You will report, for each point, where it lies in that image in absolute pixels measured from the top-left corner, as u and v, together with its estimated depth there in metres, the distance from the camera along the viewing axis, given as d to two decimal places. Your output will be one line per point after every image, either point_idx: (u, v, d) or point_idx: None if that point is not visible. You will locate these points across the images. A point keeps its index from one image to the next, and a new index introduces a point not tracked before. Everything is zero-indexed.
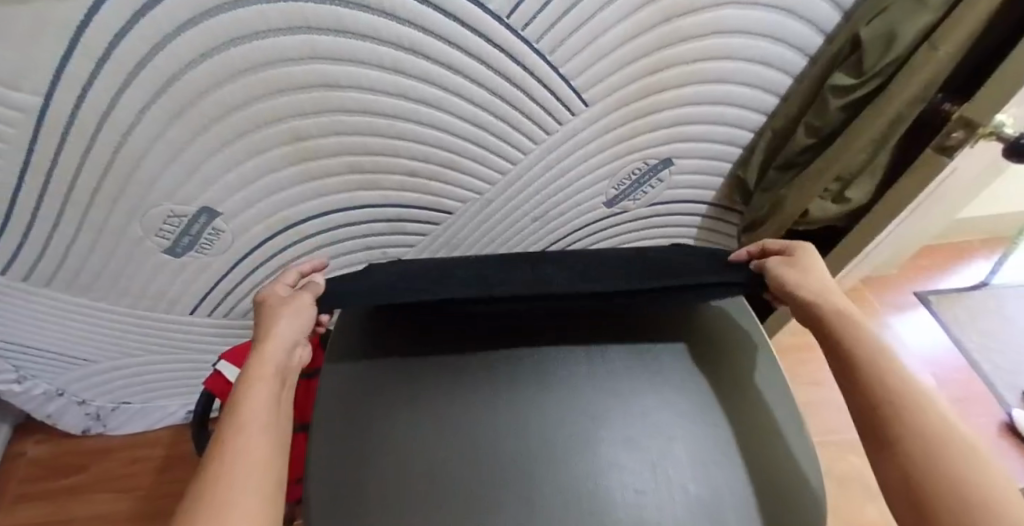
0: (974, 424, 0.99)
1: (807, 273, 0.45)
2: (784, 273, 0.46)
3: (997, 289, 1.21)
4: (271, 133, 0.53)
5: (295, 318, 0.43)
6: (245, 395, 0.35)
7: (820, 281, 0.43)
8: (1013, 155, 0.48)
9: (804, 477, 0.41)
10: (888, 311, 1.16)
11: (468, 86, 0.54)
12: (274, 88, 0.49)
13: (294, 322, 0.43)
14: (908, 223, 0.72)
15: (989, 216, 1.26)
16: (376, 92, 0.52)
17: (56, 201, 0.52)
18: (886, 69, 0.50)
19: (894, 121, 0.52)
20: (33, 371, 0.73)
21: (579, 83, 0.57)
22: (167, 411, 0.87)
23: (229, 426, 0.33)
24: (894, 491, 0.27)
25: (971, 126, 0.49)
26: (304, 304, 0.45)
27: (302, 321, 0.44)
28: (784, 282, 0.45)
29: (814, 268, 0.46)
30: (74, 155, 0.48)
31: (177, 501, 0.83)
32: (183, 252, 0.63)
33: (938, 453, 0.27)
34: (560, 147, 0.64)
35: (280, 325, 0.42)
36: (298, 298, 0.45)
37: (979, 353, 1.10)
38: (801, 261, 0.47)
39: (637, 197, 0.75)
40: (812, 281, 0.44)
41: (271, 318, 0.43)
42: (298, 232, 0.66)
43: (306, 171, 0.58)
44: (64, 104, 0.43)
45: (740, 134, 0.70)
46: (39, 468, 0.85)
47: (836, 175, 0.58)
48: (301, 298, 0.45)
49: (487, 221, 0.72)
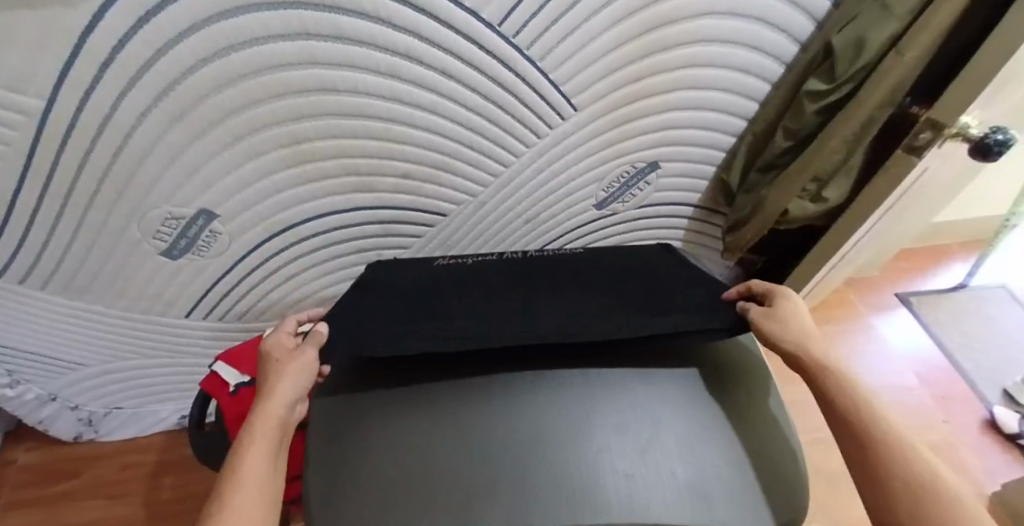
0: (957, 420, 1.02)
1: (787, 319, 0.47)
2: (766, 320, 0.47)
3: (976, 290, 1.25)
4: (270, 136, 0.54)
5: (298, 376, 0.43)
6: (247, 449, 0.35)
7: (802, 329, 0.45)
8: (978, 154, 0.51)
9: (776, 468, 0.44)
10: (872, 312, 1.19)
11: (461, 91, 0.56)
12: (275, 91, 0.50)
13: (298, 380, 0.43)
14: (889, 225, 0.74)
15: (967, 220, 1.30)
16: (371, 96, 0.54)
17: (55, 204, 0.53)
18: (856, 75, 0.53)
19: (865, 123, 0.54)
20: (26, 375, 0.73)
21: (568, 89, 0.60)
22: (160, 416, 0.87)
23: (225, 483, 0.32)
24: (879, 512, 0.31)
25: (938, 127, 0.51)
26: (308, 363, 0.45)
27: (305, 379, 0.44)
28: (769, 331, 0.46)
29: (793, 314, 0.47)
30: (74, 158, 0.48)
31: (169, 506, 0.83)
32: (180, 254, 0.64)
33: (915, 479, 0.30)
34: (550, 150, 0.67)
35: (285, 380, 0.42)
36: (299, 357, 0.45)
37: (961, 353, 1.13)
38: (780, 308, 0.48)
39: (626, 200, 0.78)
40: (794, 327, 0.45)
41: (273, 376, 0.43)
42: (295, 234, 0.68)
43: (303, 174, 0.60)
44: (66, 108, 0.44)
45: (723, 138, 0.73)
46: (29, 475, 0.84)
47: (813, 175, 0.61)
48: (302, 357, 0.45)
49: (480, 223, 0.74)
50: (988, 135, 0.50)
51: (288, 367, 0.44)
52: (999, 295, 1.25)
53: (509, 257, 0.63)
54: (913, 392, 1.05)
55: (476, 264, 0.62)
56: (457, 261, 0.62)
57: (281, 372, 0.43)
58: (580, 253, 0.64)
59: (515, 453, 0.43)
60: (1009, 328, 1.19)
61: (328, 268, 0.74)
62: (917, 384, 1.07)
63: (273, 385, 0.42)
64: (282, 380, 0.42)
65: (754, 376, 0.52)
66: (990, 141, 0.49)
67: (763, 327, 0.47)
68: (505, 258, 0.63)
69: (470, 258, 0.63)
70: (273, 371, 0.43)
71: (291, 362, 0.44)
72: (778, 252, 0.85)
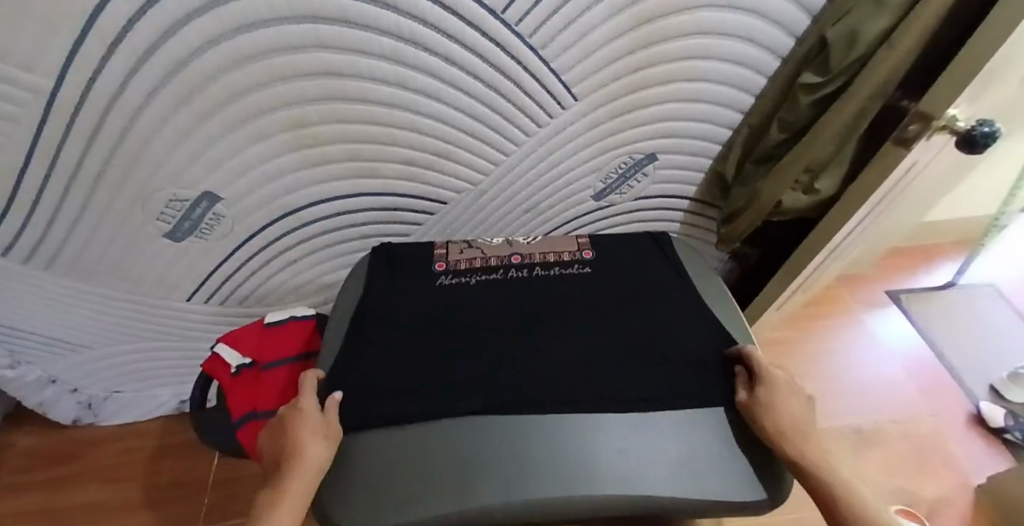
0: (943, 413, 1.04)
1: (789, 399, 0.46)
2: (771, 400, 0.46)
3: (965, 288, 1.28)
4: (275, 118, 0.55)
5: (320, 448, 0.42)
6: None
7: (801, 416, 0.46)
8: (964, 146, 0.53)
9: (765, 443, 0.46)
10: (863, 309, 1.21)
11: (464, 78, 0.57)
12: (284, 73, 0.51)
13: (320, 451, 0.42)
14: (881, 221, 0.76)
15: (956, 219, 1.32)
16: (376, 81, 0.55)
17: (62, 184, 0.53)
18: (848, 69, 0.55)
19: (858, 114, 0.56)
20: (27, 357, 0.74)
21: (569, 78, 0.61)
22: (159, 400, 0.88)
23: None
24: None
25: (927, 119, 0.52)
26: (332, 430, 0.44)
27: (328, 448, 0.43)
28: (774, 415, 0.45)
29: (792, 391, 0.47)
30: (82, 138, 0.49)
31: (166, 489, 0.84)
32: (183, 237, 0.65)
33: None
34: (550, 140, 0.68)
35: (309, 459, 0.41)
36: (321, 424, 0.44)
37: (949, 349, 1.15)
38: (779, 385, 0.47)
39: (624, 191, 0.80)
40: (794, 414, 0.45)
41: (294, 440, 0.42)
42: (298, 219, 0.68)
43: (307, 158, 0.61)
44: (76, 89, 0.44)
45: (719, 131, 0.74)
46: (27, 458, 0.85)
47: (807, 166, 0.62)
48: (324, 423, 0.44)
49: (480, 211, 0.75)
50: (974, 128, 0.51)
51: (310, 432, 0.42)
52: (988, 293, 1.28)
53: (513, 275, 0.58)
54: (901, 385, 1.08)
55: (479, 283, 0.57)
56: (459, 280, 0.57)
57: (304, 437, 0.42)
58: (587, 269, 0.59)
59: (511, 429, 0.45)
60: (997, 325, 1.21)
61: (330, 254, 0.75)
62: (906, 377, 1.09)
63: (296, 456, 0.41)
64: (304, 452, 0.41)
65: None
66: (976, 133, 0.51)
67: (767, 407, 0.45)
68: (509, 276, 0.58)
69: (473, 274, 0.58)
70: (296, 442, 0.41)
71: (314, 427, 0.43)
72: (770, 244, 0.88)
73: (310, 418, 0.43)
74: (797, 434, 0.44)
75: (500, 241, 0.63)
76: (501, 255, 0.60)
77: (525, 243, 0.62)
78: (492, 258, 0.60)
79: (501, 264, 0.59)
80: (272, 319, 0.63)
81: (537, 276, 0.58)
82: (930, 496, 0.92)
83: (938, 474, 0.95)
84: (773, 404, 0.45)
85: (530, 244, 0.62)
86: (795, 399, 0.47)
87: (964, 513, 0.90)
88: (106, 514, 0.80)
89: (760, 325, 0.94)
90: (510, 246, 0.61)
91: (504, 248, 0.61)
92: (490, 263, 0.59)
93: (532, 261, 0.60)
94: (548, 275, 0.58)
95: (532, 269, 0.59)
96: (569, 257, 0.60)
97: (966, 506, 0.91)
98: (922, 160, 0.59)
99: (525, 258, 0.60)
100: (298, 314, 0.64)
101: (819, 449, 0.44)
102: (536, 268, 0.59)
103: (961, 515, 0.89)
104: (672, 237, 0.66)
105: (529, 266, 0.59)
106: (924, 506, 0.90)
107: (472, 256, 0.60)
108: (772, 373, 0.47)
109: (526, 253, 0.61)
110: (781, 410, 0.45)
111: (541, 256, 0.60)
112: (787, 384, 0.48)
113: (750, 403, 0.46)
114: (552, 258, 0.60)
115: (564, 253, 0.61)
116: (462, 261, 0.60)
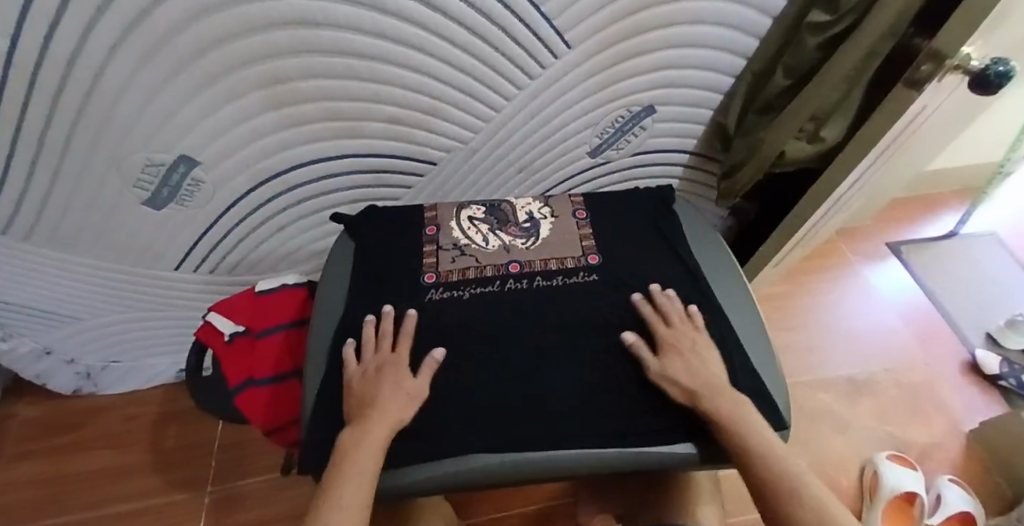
0: (940, 361, 1.05)
1: (692, 356, 0.45)
2: (671, 359, 0.44)
3: (966, 238, 1.27)
4: (248, 76, 0.51)
5: (404, 409, 0.41)
6: (335, 487, 0.34)
7: (706, 368, 0.44)
8: (977, 88, 0.49)
9: (762, 389, 0.47)
10: (861, 262, 1.21)
11: (449, 26, 0.53)
12: (250, 25, 0.47)
13: (396, 393, 0.42)
14: (886, 171, 0.74)
15: (959, 168, 1.30)
16: (352, 30, 0.50)
17: (30, 152, 0.51)
18: (859, 5, 0.52)
19: (866, 55, 0.53)
20: (19, 329, 0.73)
21: (561, 23, 0.57)
22: (158, 369, 0.88)
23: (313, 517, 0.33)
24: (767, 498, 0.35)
25: (940, 59, 0.49)
26: (418, 379, 0.43)
27: (412, 396, 0.42)
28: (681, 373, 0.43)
29: (693, 348, 0.46)
30: (45, 101, 0.46)
31: (174, 454, 0.85)
32: (164, 204, 0.63)
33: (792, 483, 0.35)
34: (542, 92, 0.65)
35: (386, 398, 0.41)
36: (415, 382, 0.43)
37: (947, 299, 1.15)
38: (683, 344, 0.46)
39: (621, 146, 0.77)
40: (700, 368, 0.44)
41: (383, 397, 0.41)
42: (280, 184, 0.66)
43: (287, 118, 0.58)
44: (30, 48, 0.41)
45: (720, 78, 0.71)
46: (32, 427, 0.86)
47: (812, 115, 0.60)
48: (421, 387, 0.43)
49: (472, 171, 0.73)
50: (989, 67, 0.48)
51: (391, 377, 0.43)
52: (988, 241, 1.27)
53: (511, 287, 0.51)
54: (895, 336, 1.08)
55: (474, 298, 0.50)
56: (451, 294, 0.50)
57: (386, 382, 0.42)
58: (593, 277, 0.52)
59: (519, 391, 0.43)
60: (996, 274, 1.21)
61: (320, 220, 0.74)
62: (901, 328, 1.10)
63: (379, 403, 0.41)
64: (384, 397, 0.41)
65: (746, 310, 0.53)
66: (991, 72, 0.47)
67: (667, 370, 0.44)
68: (507, 288, 0.51)
69: (467, 287, 0.51)
70: (373, 389, 0.42)
71: (407, 387, 0.42)
72: (771, 197, 0.86)
73: (393, 365, 0.44)
74: (706, 391, 0.42)
75: (496, 246, 0.55)
76: (497, 264, 0.53)
77: (524, 248, 0.55)
78: (487, 267, 0.53)
79: (498, 274, 0.52)
80: (263, 287, 0.62)
81: (537, 288, 0.51)
82: (921, 441, 0.94)
83: (930, 420, 0.97)
84: (673, 362, 0.44)
85: (530, 250, 0.55)
86: (707, 359, 0.45)
87: (955, 457, 0.93)
88: (115, 480, 0.82)
89: (759, 280, 0.94)
90: (507, 252, 0.55)
91: (501, 255, 0.54)
92: (484, 274, 0.53)
93: (532, 270, 0.53)
94: (550, 285, 0.51)
95: (532, 279, 0.52)
96: (573, 264, 0.53)
97: (956, 451, 0.93)
98: (932, 105, 0.57)
99: (524, 267, 0.53)
100: (289, 283, 0.63)
101: (737, 402, 0.42)
102: (537, 279, 0.52)
103: (951, 459, 0.92)
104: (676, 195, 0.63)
105: (528, 276, 0.52)
106: (915, 451, 0.93)
107: (465, 266, 0.53)
108: (668, 337, 0.46)
109: (525, 261, 0.54)
110: (682, 368, 0.44)
111: (542, 263, 0.54)
112: (692, 346, 0.46)
113: (661, 364, 0.44)
114: (554, 265, 0.53)
115: (568, 260, 0.54)
116: (455, 271, 0.53)
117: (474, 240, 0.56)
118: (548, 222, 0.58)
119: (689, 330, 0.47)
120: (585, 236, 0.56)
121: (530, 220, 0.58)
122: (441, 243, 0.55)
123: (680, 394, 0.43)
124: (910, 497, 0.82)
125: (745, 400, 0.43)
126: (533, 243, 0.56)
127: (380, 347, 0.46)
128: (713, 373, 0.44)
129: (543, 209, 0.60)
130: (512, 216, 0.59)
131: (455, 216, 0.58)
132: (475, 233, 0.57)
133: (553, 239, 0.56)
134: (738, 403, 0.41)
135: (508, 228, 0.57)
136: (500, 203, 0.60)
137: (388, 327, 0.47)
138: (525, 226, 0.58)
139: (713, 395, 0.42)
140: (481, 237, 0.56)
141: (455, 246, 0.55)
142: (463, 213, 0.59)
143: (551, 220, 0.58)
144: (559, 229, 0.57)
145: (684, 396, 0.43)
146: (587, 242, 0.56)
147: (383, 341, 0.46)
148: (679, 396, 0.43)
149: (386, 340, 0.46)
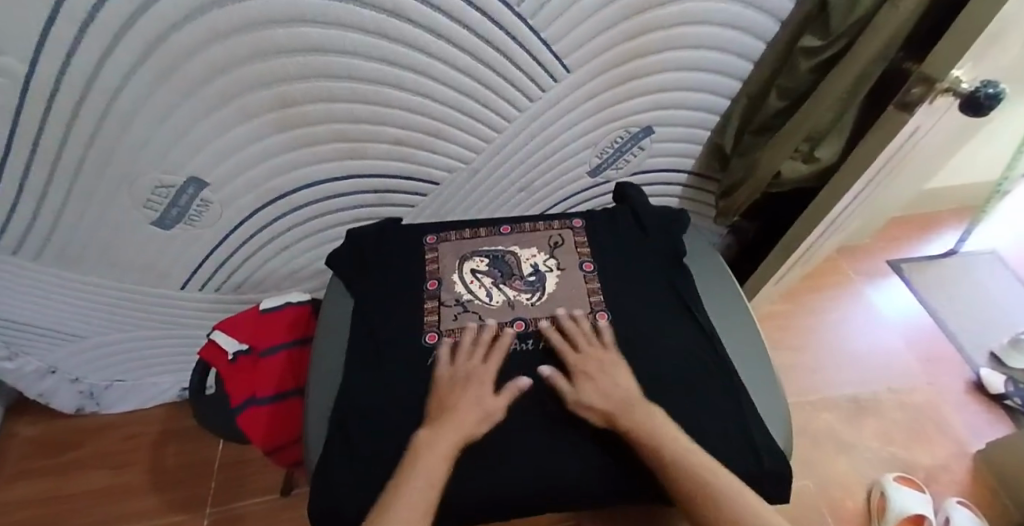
0: (946, 383, 1.04)
1: (602, 377, 0.44)
2: (578, 385, 0.44)
3: (968, 257, 1.27)
4: (258, 99, 0.53)
5: (478, 424, 0.41)
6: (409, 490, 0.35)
7: (615, 388, 0.43)
8: (968, 110, 0.50)
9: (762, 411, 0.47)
10: (863, 280, 1.21)
11: (452, 51, 0.55)
12: (261, 51, 0.48)
13: (476, 407, 0.42)
14: (883, 189, 0.75)
15: (957, 186, 1.31)
16: (360, 56, 0.52)
17: (44, 173, 0.52)
18: (850, 30, 0.53)
19: (859, 77, 0.54)
20: (25, 347, 0.74)
21: (560, 48, 0.58)
22: (160, 388, 0.89)
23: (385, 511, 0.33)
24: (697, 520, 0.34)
25: (930, 82, 0.50)
26: (500, 398, 0.43)
27: (492, 413, 0.42)
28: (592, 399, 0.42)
29: (600, 368, 0.45)
30: (59, 123, 0.47)
31: (175, 475, 0.84)
32: (172, 223, 0.64)
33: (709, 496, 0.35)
34: (542, 114, 0.66)
35: (466, 407, 0.42)
36: (496, 400, 0.43)
37: (949, 316, 1.15)
38: (592, 367, 0.45)
39: (620, 166, 0.78)
40: (608, 387, 0.43)
41: (464, 406, 0.42)
42: (286, 203, 0.67)
43: (296, 139, 0.59)
44: (49, 73, 0.43)
45: (718, 100, 0.72)
46: (32, 446, 0.86)
47: (806, 135, 0.61)
48: (500, 405, 0.43)
49: (474, 191, 0.74)
50: (978, 90, 0.48)
51: (474, 389, 0.43)
52: (989, 259, 1.27)
53: (515, 348, 0.49)
54: (900, 356, 1.08)
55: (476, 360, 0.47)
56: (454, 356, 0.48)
57: (468, 395, 0.43)
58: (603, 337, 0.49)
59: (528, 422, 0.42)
60: (998, 291, 1.21)
61: (324, 239, 0.75)
62: (903, 346, 1.09)
63: (458, 411, 0.41)
64: (464, 406, 0.42)
65: (745, 328, 0.53)
66: (980, 94, 0.48)
67: (580, 397, 0.43)
68: (512, 348, 0.48)
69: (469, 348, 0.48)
70: (454, 396, 0.43)
71: (487, 404, 0.42)
72: (771, 215, 0.87)
73: (482, 377, 0.45)
74: (619, 409, 0.41)
75: (500, 301, 0.53)
76: (502, 322, 0.51)
77: (529, 305, 0.53)
78: (490, 326, 0.50)
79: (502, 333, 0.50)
80: (267, 305, 0.62)
81: (543, 350, 0.48)
82: (929, 463, 0.93)
83: (935, 441, 0.96)
84: (580, 387, 0.43)
85: (535, 306, 0.53)
86: (618, 377, 0.44)
87: (962, 479, 0.91)
88: (114, 500, 0.81)
89: (759, 298, 0.94)
90: (512, 309, 0.52)
91: (506, 311, 0.52)
92: (489, 333, 0.50)
93: (537, 328, 0.50)
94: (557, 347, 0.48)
95: (538, 339, 0.49)
96: (581, 323, 0.50)
97: (963, 473, 0.92)
98: (925, 125, 0.57)
99: (529, 325, 0.51)
100: (292, 301, 0.63)
101: (652, 414, 0.41)
102: (542, 338, 0.49)
103: (959, 481, 0.91)
104: (686, 220, 0.62)
105: (534, 335, 0.50)
106: (922, 473, 0.92)
107: (467, 324, 0.50)
108: (577, 363, 0.45)
109: (530, 318, 0.51)
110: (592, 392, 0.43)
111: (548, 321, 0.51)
112: (600, 366, 0.45)
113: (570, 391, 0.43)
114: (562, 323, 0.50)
115: (575, 317, 0.51)
116: (456, 331, 0.50)
117: (477, 295, 0.53)
118: (554, 276, 0.55)
119: (598, 352, 0.47)
120: (594, 291, 0.53)
121: (535, 273, 0.56)
122: (443, 299, 0.53)
123: (595, 418, 0.42)
124: (918, 519, 0.81)
125: (658, 409, 0.42)
126: (538, 298, 0.53)
127: (473, 354, 0.47)
128: (621, 391, 0.43)
129: (549, 261, 0.57)
130: (517, 269, 0.56)
131: (456, 270, 0.56)
132: (478, 289, 0.54)
133: (558, 294, 0.53)
134: (649, 413, 0.41)
135: (513, 282, 0.55)
136: (504, 254, 0.58)
137: (482, 339, 0.48)
138: (530, 281, 0.55)
139: (628, 416, 0.41)
140: (484, 292, 0.54)
141: (457, 302, 0.52)
142: (465, 266, 0.56)
143: (557, 274, 0.55)
144: (566, 283, 0.54)
145: (600, 420, 0.42)
146: (595, 297, 0.53)
147: (476, 353, 0.47)
148: (596, 420, 0.42)
149: (480, 349, 0.47)
